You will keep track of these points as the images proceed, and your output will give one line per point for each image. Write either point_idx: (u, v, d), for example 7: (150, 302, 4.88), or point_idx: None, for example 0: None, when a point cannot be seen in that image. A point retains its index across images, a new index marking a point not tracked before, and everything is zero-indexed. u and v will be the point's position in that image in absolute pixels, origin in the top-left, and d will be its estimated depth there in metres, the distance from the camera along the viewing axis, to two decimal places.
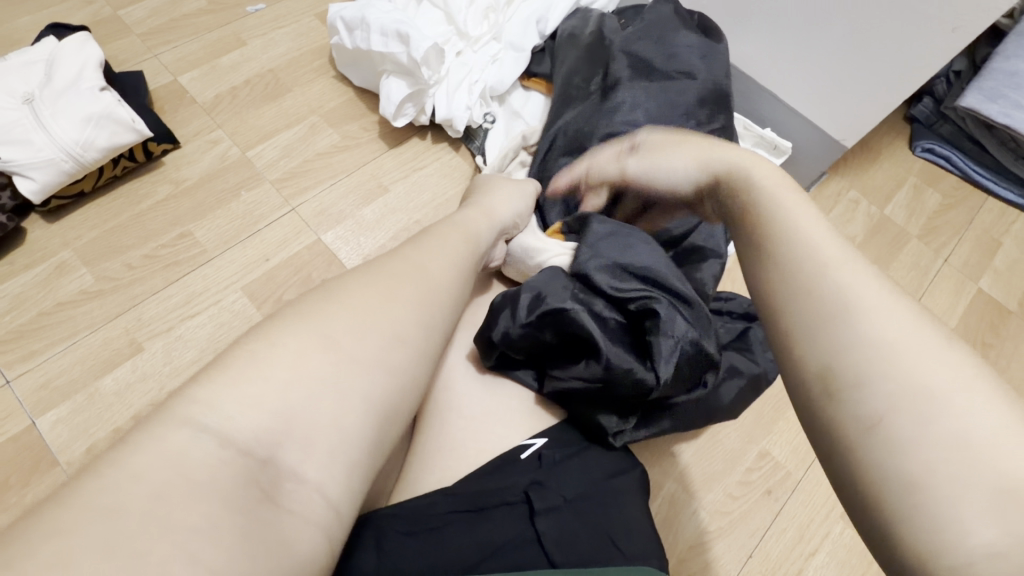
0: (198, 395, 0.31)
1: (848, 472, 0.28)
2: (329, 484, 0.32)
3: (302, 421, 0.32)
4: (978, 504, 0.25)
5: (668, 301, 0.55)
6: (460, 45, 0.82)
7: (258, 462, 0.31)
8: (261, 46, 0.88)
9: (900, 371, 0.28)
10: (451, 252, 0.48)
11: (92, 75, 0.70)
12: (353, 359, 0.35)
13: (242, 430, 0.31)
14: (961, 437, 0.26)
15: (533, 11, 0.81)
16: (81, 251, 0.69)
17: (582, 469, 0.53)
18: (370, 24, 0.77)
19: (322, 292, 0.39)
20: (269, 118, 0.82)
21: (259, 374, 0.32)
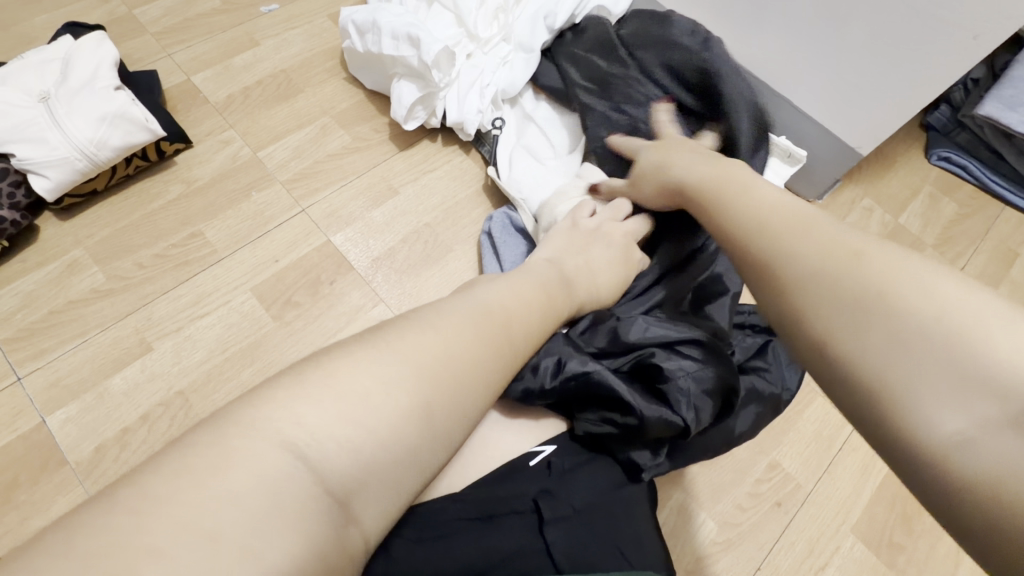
0: (304, 417, 0.33)
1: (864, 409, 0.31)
2: (382, 511, 0.34)
3: (376, 472, 0.34)
4: (945, 396, 0.28)
5: (664, 350, 0.58)
6: (471, 48, 0.82)
7: (341, 496, 0.32)
8: (274, 46, 0.88)
9: (861, 279, 0.33)
10: (521, 285, 0.50)
11: (107, 74, 0.70)
12: (411, 386, 0.36)
13: (338, 469, 0.32)
14: (916, 331, 0.30)
15: (540, 8, 0.80)
16: (93, 249, 0.70)
17: (591, 479, 0.53)
18: (381, 27, 0.77)
19: (417, 325, 0.40)
20: (281, 118, 0.82)
21: (353, 412, 0.34)
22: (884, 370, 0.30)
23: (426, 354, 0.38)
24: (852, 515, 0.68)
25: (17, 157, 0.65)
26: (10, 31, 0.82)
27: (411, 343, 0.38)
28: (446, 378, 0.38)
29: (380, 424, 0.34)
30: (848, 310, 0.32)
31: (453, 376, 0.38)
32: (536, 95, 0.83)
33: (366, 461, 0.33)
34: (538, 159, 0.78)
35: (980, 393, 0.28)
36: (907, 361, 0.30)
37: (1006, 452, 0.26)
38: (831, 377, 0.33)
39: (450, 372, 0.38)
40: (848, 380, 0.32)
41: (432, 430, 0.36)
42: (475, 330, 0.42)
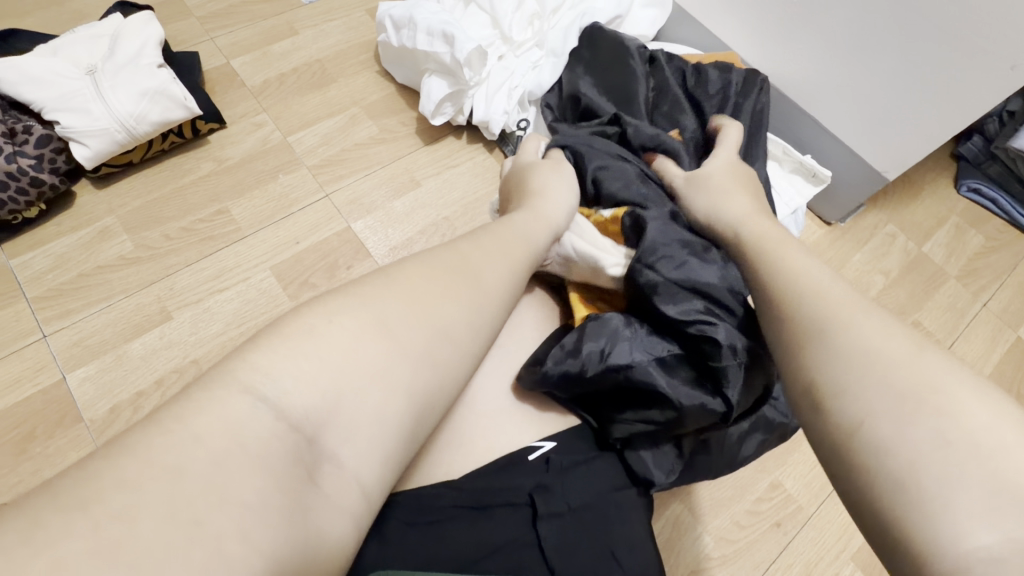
0: (258, 361, 0.31)
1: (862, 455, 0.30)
2: (364, 474, 0.32)
3: (348, 407, 0.32)
4: (978, 507, 0.26)
5: (725, 323, 0.52)
6: (503, 50, 0.81)
7: (307, 436, 0.30)
8: (312, 37, 0.91)
9: (896, 369, 0.32)
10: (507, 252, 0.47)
11: (150, 52, 0.73)
12: (404, 346, 0.35)
13: (298, 402, 0.30)
14: (952, 437, 0.28)
15: (576, 16, 0.81)
16: (124, 218, 0.72)
17: (588, 479, 0.52)
18: (417, 23, 0.78)
19: (409, 291, 0.38)
20: (313, 106, 0.84)
21: (316, 354, 0.32)
22: (908, 453, 0.29)
23: (423, 318, 0.37)
24: (853, 543, 0.67)
25: (60, 123, 0.68)
26: (66, 6, 0.86)
27: (390, 301, 0.37)
28: (422, 334, 0.36)
29: (354, 372, 0.33)
30: (889, 395, 0.31)
31: (457, 352, 0.38)
32: None
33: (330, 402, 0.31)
34: None
35: (1015, 513, 0.25)
36: (932, 461, 0.28)
37: None
38: (833, 434, 0.32)
39: (421, 329, 0.37)
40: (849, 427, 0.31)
41: (401, 380, 0.34)
42: (460, 294, 0.40)
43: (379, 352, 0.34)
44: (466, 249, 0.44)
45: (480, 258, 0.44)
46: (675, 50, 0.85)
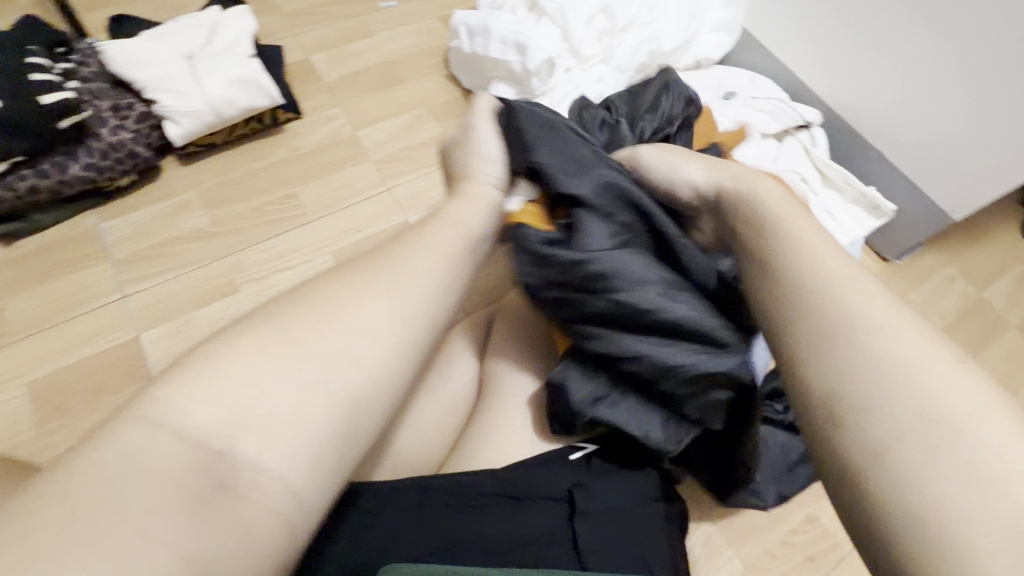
0: (159, 395, 0.32)
1: (878, 483, 0.30)
2: (292, 476, 0.32)
3: (257, 415, 0.32)
4: (994, 546, 0.27)
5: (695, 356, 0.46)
6: (569, 62, 0.82)
7: (215, 451, 0.31)
8: (386, 39, 0.95)
9: (927, 397, 0.30)
10: (448, 262, 0.43)
11: (244, 44, 0.79)
12: (320, 354, 0.35)
13: (199, 421, 0.31)
14: (980, 476, 0.28)
15: (645, 36, 0.82)
16: (203, 194, 0.77)
17: (627, 485, 0.52)
18: (492, 32, 0.80)
19: (327, 300, 0.38)
20: (382, 103, 0.89)
21: (217, 375, 0.33)
22: (913, 489, 0.29)
23: (322, 327, 0.36)
24: None
25: (159, 102, 0.74)
26: None
27: (300, 323, 0.36)
28: (321, 344, 0.35)
29: (241, 386, 0.33)
30: (909, 425, 0.30)
31: (399, 342, 0.38)
32: None
33: (223, 419, 0.32)
34: None
35: None
36: (953, 497, 0.28)
37: None
38: (845, 459, 0.31)
39: (334, 333, 0.36)
40: (866, 453, 0.30)
41: (308, 386, 0.34)
42: (377, 297, 0.38)
43: (280, 364, 0.34)
44: (390, 250, 0.42)
45: (414, 253, 0.42)
46: (740, 73, 0.85)
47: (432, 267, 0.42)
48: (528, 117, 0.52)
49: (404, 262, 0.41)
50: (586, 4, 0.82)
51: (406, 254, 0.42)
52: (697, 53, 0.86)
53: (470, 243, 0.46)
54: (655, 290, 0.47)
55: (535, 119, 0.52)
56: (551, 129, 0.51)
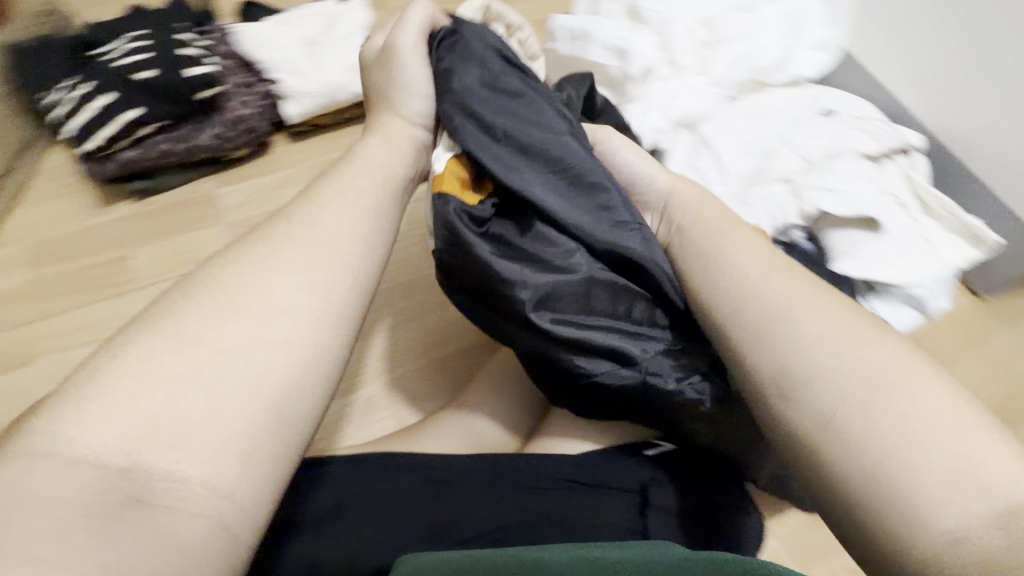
0: (48, 424, 0.32)
1: (837, 450, 0.38)
2: (216, 474, 0.33)
3: (162, 423, 0.33)
4: (935, 496, 0.35)
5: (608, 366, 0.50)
6: (666, 72, 0.82)
7: (118, 468, 0.31)
8: None
9: (852, 368, 0.40)
10: (344, 272, 0.43)
11: (359, 34, 0.84)
12: (251, 345, 0.37)
13: (95, 442, 0.31)
14: (908, 428, 0.37)
15: (744, 51, 0.83)
16: (307, 168, 0.80)
17: (699, 491, 0.54)
18: (593, 37, 0.83)
19: (249, 283, 0.39)
20: None
21: (114, 391, 0.33)
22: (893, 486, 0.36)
23: (229, 322, 0.37)
24: None
25: (280, 82, 0.79)
26: None
27: (198, 321, 0.37)
28: (220, 342, 0.36)
29: (155, 380, 0.34)
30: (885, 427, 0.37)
31: (325, 309, 0.40)
32: (721, 124, 0.81)
33: (138, 434, 0.32)
34: (702, 170, 0.78)
35: (958, 495, 0.34)
36: (898, 455, 0.36)
37: (976, 547, 0.33)
38: (809, 431, 0.40)
39: (247, 322, 0.38)
40: (828, 429, 0.39)
41: (227, 380, 0.35)
42: (287, 275, 0.40)
43: (184, 366, 0.35)
44: (319, 252, 0.43)
45: (311, 213, 0.45)
46: (843, 94, 0.84)
47: (329, 225, 0.44)
48: (464, 95, 0.50)
49: (300, 243, 0.43)
50: (688, 16, 0.83)
51: (295, 234, 0.43)
52: (793, 72, 0.86)
53: (375, 220, 0.47)
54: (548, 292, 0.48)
55: (466, 102, 0.50)
56: (503, 107, 0.50)
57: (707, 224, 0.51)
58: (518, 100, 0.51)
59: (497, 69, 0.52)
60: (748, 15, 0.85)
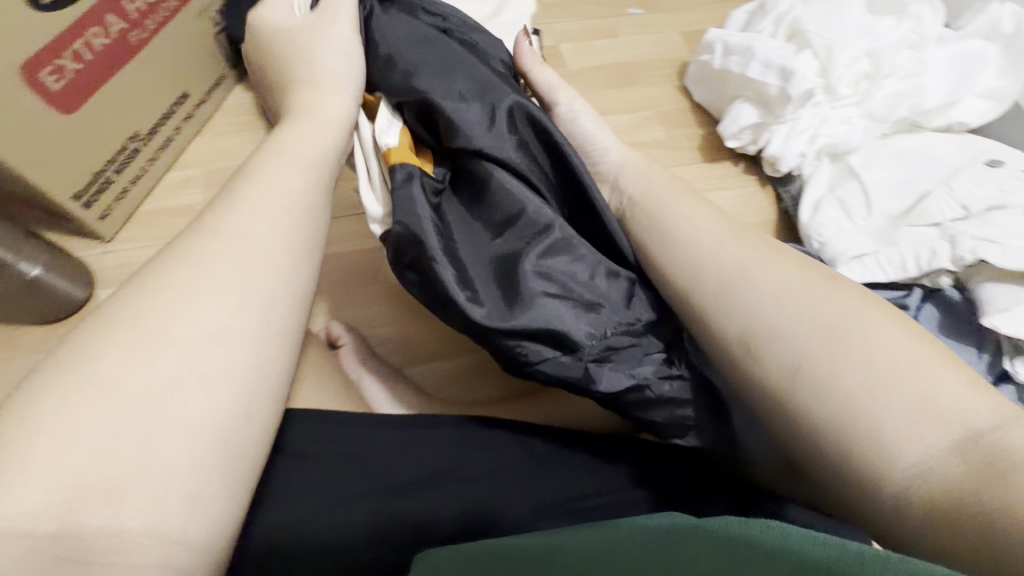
0: None
1: (808, 389, 0.37)
2: (162, 518, 0.30)
3: (96, 475, 0.29)
4: (898, 419, 0.34)
5: (551, 352, 0.49)
6: (821, 98, 0.82)
7: (48, 535, 0.27)
8: (628, 42, 1.01)
9: (810, 307, 0.40)
10: (283, 266, 0.41)
11: (525, 22, 0.88)
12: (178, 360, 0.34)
13: (12, 512, 0.27)
14: (873, 360, 0.36)
15: (906, 90, 0.81)
16: None
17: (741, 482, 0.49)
18: (754, 53, 0.83)
19: (164, 306, 0.35)
20: (614, 99, 0.95)
21: (33, 449, 0.28)
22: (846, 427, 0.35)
23: (148, 353, 0.33)
24: None
25: None
26: None
27: (107, 362, 0.32)
28: (136, 385, 0.32)
29: (63, 439, 0.29)
30: (828, 381, 0.36)
31: (265, 298, 0.38)
32: (872, 158, 0.80)
33: (64, 496, 0.28)
34: (843, 198, 0.78)
35: (928, 418, 0.33)
36: (856, 380, 0.36)
37: (943, 473, 0.32)
38: (773, 385, 0.39)
39: (159, 355, 0.33)
40: (792, 378, 0.38)
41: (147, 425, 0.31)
42: (200, 298, 0.36)
43: (96, 421, 0.30)
44: (238, 252, 0.39)
45: (239, 222, 0.40)
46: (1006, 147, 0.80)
47: (264, 215, 0.42)
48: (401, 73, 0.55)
49: (225, 260, 0.38)
50: (853, 45, 0.82)
51: (227, 245, 0.39)
52: (955, 117, 0.82)
53: (315, 212, 0.45)
54: (494, 270, 0.50)
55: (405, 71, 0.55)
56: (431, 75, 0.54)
57: (659, 198, 0.53)
58: (448, 64, 0.55)
59: (426, 44, 0.57)
60: (915, 54, 0.84)
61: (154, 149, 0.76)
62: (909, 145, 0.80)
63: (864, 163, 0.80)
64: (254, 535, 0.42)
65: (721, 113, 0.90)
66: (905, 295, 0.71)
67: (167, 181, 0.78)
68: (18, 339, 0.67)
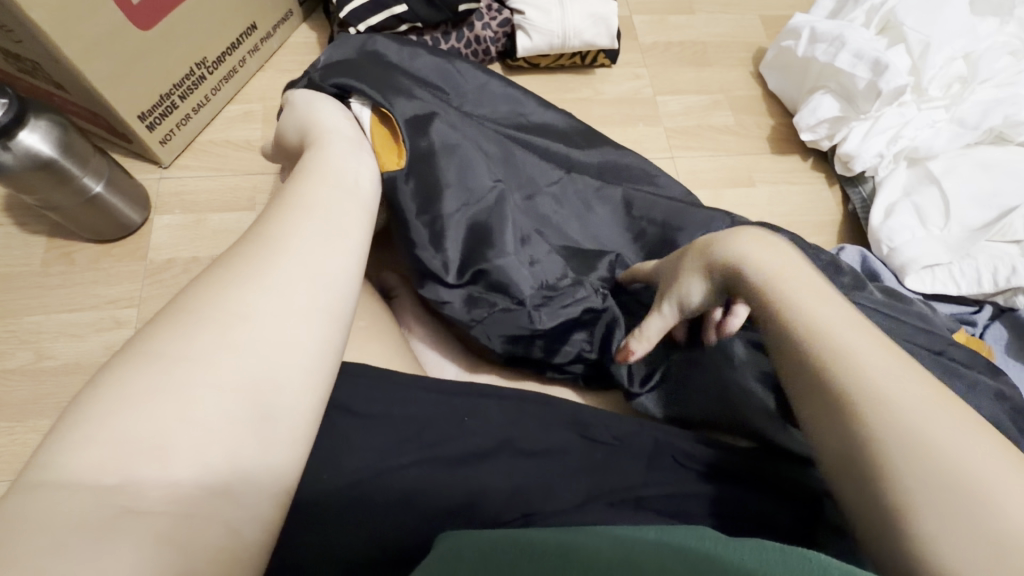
0: (44, 457, 0.24)
1: (847, 457, 0.31)
2: (211, 475, 0.26)
3: (147, 432, 0.25)
4: (930, 505, 0.28)
5: (507, 301, 0.53)
6: (908, 97, 0.78)
7: (111, 484, 0.24)
8: (705, 21, 0.97)
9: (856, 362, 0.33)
10: (333, 240, 0.35)
11: None
12: (225, 323, 0.29)
13: (82, 465, 0.24)
14: (914, 438, 0.29)
15: (1002, 97, 0.77)
16: None
17: (792, 491, 0.46)
18: (846, 42, 0.78)
19: (218, 284, 0.30)
20: (687, 78, 0.91)
21: (96, 412, 0.25)
22: (884, 473, 0.30)
23: (204, 331, 0.28)
24: None
25: (523, 13, 0.80)
26: None
27: (161, 336, 0.28)
28: (200, 356, 0.27)
29: (123, 403, 0.25)
30: (870, 425, 0.31)
31: (320, 276, 0.33)
32: (953, 166, 0.76)
33: (122, 449, 0.24)
34: (918, 205, 0.75)
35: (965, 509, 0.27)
36: (888, 453, 0.30)
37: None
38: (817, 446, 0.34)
39: (204, 333, 0.28)
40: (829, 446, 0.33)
41: (192, 390, 0.26)
42: (256, 281, 0.31)
43: (148, 386, 0.26)
44: (279, 231, 0.34)
45: (287, 216, 0.35)
46: None
47: (313, 198, 0.37)
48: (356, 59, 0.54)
49: (286, 241, 0.33)
50: (950, 44, 0.77)
51: (294, 223, 0.34)
52: None
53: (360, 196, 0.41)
54: (467, 217, 0.53)
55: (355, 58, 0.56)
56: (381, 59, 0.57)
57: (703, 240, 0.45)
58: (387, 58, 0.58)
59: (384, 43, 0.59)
60: (1015, 61, 0.79)
61: (218, 79, 0.74)
62: (996, 156, 0.76)
63: (943, 172, 0.76)
64: (303, 482, 0.41)
65: (797, 104, 0.87)
66: (975, 311, 0.69)
67: (228, 113, 0.77)
68: (75, 256, 0.67)
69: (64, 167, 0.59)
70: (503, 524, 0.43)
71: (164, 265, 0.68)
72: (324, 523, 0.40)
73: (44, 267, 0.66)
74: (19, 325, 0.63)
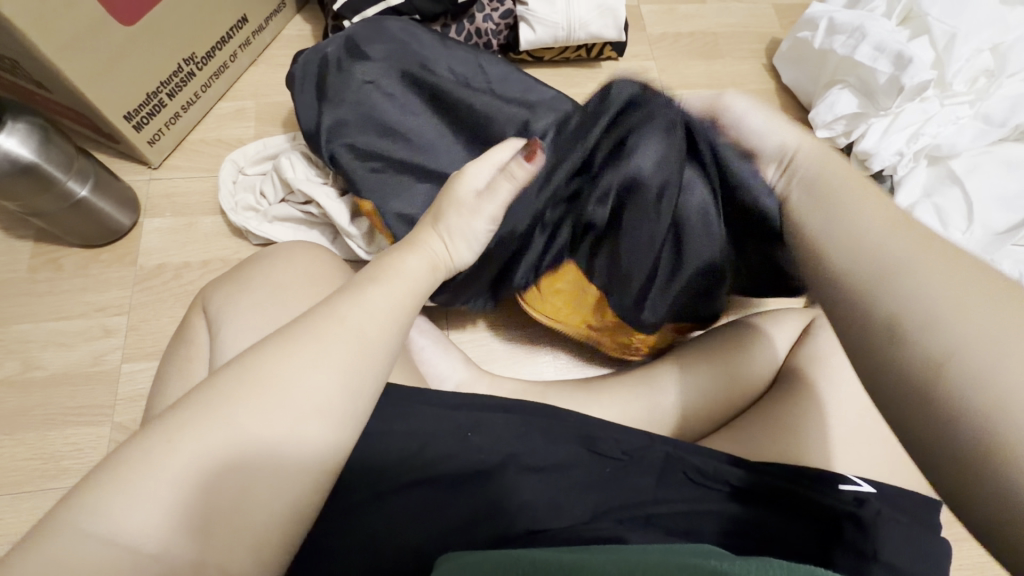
0: (90, 501, 0.26)
1: (913, 364, 0.27)
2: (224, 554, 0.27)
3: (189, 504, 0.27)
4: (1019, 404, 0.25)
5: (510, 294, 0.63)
6: (931, 92, 0.74)
7: (148, 552, 0.26)
8: (717, 10, 0.93)
9: (914, 252, 0.29)
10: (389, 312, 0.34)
11: None
12: (274, 398, 0.29)
13: (129, 529, 0.26)
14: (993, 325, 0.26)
15: None
16: None
17: (811, 515, 0.44)
18: (867, 34, 0.74)
19: (277, 352, 0.30)
20: (697, 71, 0.88)
21: (148, 476, 0.27)
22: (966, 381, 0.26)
23: (261, 404, 0.29)
24: None
25: (526, 3, 0.76)
26: None
27: (220, 402, 0.29)
28: (249, 433, 0.29)
29: (172, 469, 0.27)
30: (947, 324, 0.27)
31: (366, 361, 0.32)
32: (975, 165, 0.73)
33: (165, 521, 0.26)
34: (939, 205, 0.72)
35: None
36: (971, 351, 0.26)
37: None
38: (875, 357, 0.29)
39: (252, 408, 0.29)
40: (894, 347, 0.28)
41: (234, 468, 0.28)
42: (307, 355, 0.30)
43: (193, 461, 0.27)
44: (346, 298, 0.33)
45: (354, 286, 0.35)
46: None
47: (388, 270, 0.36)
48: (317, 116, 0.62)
49: (349, 310, 0.33)
50: (977, 35, 0.73)
51: (357, 296, 0.34)
52: None
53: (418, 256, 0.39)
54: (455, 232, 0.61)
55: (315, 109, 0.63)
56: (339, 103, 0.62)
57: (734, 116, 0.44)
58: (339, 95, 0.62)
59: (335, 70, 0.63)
60: None
61: (208, 74, 0.71)
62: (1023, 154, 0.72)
63: (966, 171, 0.73)
64: None
65: (813, 99, 0.83)
66: None
67: (220, 110, 0.75)
68: (62, 261, 0.65)
69: (47, 171, 0.56)
70: (510, 542, 0.41)
71: (155, 271, 0.66)
72: (322, 544, 0.39)
73: (31, 273, 0.64)
74: (7, 333, 0.62)
